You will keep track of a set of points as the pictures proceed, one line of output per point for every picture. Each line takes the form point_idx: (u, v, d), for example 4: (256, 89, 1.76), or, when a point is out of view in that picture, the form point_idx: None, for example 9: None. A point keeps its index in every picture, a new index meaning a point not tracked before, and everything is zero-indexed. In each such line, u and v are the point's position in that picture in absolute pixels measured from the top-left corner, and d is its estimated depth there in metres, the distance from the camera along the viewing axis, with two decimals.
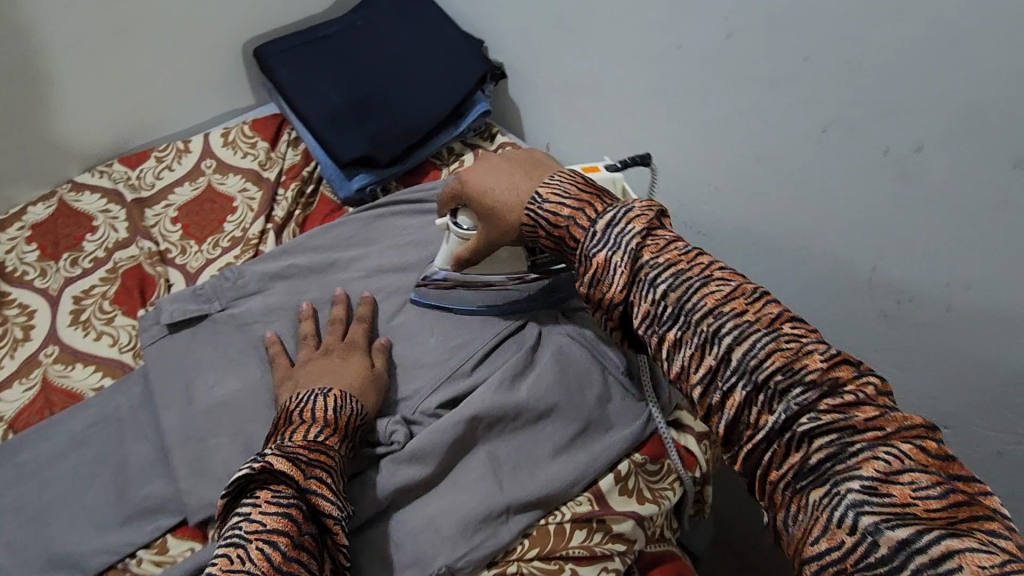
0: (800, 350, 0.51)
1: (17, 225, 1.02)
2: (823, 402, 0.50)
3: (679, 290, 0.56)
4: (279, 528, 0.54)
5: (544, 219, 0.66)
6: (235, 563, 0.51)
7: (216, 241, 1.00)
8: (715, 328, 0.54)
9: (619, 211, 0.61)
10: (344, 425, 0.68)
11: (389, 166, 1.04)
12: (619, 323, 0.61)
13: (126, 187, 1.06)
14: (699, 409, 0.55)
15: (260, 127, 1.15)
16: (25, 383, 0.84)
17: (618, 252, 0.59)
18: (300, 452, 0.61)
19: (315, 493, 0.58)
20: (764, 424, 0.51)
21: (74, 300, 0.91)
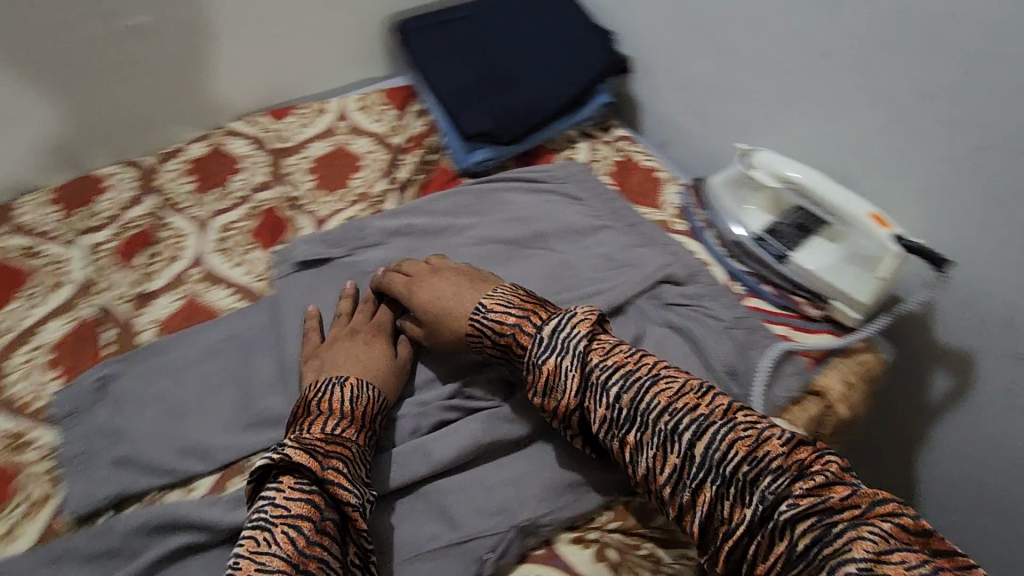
0: (756, 437, 0.56)
1: (177, 159, 1.13)
2: (796, 487, 0.52)
3: (633, 391, 0.63)
4: (301, 511, 0.57)
5: (489, 327, 0.74)
6: (262, 547, 0.54)
7: (343, 194, 1.07)
8: (673, 425, 0.59)
9: (562, 316, 0.70)
10: (363, 413, 0.70)
11: (510, 145, 1.07)
12: (578, 428, 0.68)
13: (273, 137, 1.17)
14: (670, 506, 0.59)
15: (392, 96, 1.23)
16: (174, 294, 0.93)
17: (571, 360, 0.66)
18: (319, 444, 0.63)
19: (332, 483, 0.60)
20: (741, 516, 0.54)
21: (221, 231, 1.02)
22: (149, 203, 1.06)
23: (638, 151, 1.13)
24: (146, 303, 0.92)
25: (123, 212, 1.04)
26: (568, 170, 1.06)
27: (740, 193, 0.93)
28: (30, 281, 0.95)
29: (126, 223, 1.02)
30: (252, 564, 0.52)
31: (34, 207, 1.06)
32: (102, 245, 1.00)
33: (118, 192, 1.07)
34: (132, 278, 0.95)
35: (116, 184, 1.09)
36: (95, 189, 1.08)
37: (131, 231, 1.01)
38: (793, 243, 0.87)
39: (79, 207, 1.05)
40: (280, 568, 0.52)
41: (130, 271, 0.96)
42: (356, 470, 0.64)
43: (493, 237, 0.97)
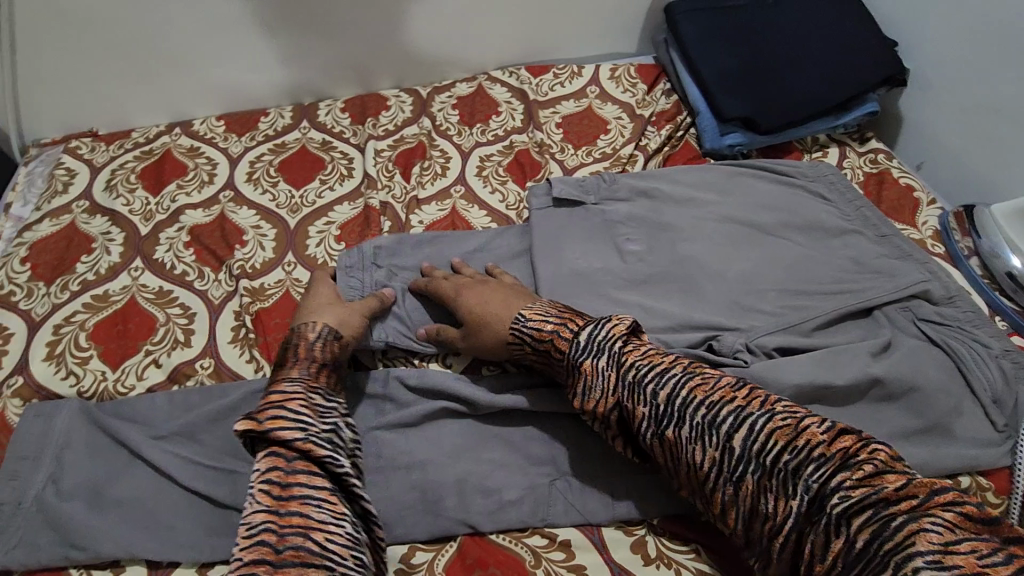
0: (796, 426, 0.58)
1: (447, 94, 1.27)
2: (837, 471, 0.55)
3: (668, 387, 0.65)
4: (266, 466, 0.60)
5: (528, 335, 0.75)
6: (242, 510, 0.58)
7: (589, 151, 1.14)
8: (712, 419, 0.62)
9: (594, 323, 0.72)
10: (323, 351, 0.74)
11: (764, 135, 1.09)
12: (619, 427, 0.69)
13: (529, 90, 1.27)
14: (713, 500, 0.62)
15: (643, 72, 1.29)
16: (440, 205, 1.05)
17: (605, 360, 0.69)
18: (277, 400, 0.66)
19: (275, 427, 0.62)
20: (788, 507, 0.56)
21: (479, 160, 1.13)
22: (422, 125, 1.20)
23: (895, 167, 1.08)
24: (417, 207, 1.05)
25: (400, 129, 1.20)
26: (821, 171, 1.04)
27: None
28: (326, 169, 1.13)
29: (403, 138, 1.18)
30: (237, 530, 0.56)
31: (330, 111, 1.25)
32: (382, 152, 1.15)
33: (397, 113, 1.23)
34: (407, 185, 1.09)
35: (396, 105, 1.25)
36: (380, 105, 1.25)
37: (408, 145, 1.16)
38: None
39: (366, 118, 1.22)
40: (261, 519, 0.56)
41: (405, 179, 1.10)
42: (312, 402, 0.67)
43: (734, 217, 0.97)
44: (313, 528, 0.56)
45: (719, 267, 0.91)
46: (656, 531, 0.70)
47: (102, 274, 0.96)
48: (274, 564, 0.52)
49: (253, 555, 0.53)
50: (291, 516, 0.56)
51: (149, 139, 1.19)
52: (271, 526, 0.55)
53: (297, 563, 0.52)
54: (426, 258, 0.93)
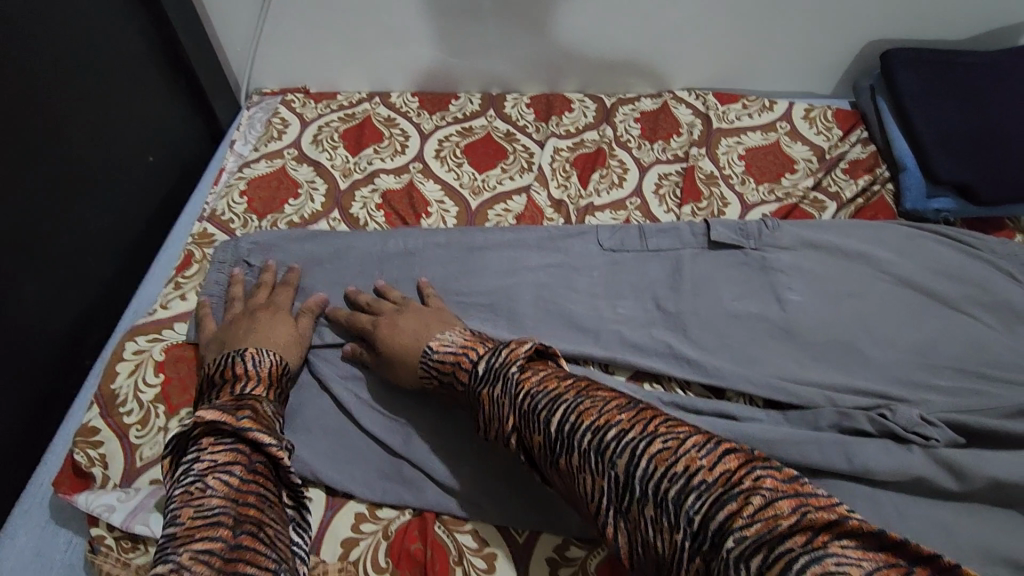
0: (675, 446, 0.51)
1: (630, 106, 1.28)
2: (717, 496, 0.47)
3: (557, 412, 0.57)
4: (230, 458, 0.59)
5: (434, 369, 0.72)
6: (193, 493, 0.55)
7: (773, 188, 1.11)
8: (603, 448, 0.54)
9: (492, 352, 0.67)
10: (272, 375, 0.73)
11: (977, 206, 1.01)
12: (528, 459, 0.63)
13: (714, 116, 1.24)
14: (623, 550, 0.52)
15: (841, 118, 1.23)
16: (614, 215, 1.06)
17: (498, 382, 0.63)
18: (226, 401, 0.65)
19: (251, 431, 0.62)
20: (674, 543, 0.47)
21: (658, 177, 1.13)
22: (603, 133, 1.22)
23: None
24: (591, 212, 1.06)
25: (580, 132, 1.22)
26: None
27: None
28: (508, 159, 1.17)
29: (583, 142, 1.20)
30: (189, 510, 0.53)
31: (516, 105, 1.30)
32: (561, 151, 1.18)
33: (580, 117, 1.26)
34: (582, 191, 1.10)
35: (580, 110, 1.27)
36: (564, 106, 1.28)
37: (587, 150, 1.18)
38: None
39: (550, 116, 1.26)
40: (219, 504, 0.55)
41: (582, 182, 1.12)
42: (276, 422, 0.68)
43: (923, 287, 0.92)
44: (263, 522, 0.57)
45: (908, 336, 0.86)
46: None
47: (305, 219, 1.06)
48: (231, 544, 0.52)
49: (209, 536, 0.51)
50: (249, 507, 0.56)
51: (351, 103, 1.30)
52: (229, 512, 0.54)
53: (251, 548, 0.53)
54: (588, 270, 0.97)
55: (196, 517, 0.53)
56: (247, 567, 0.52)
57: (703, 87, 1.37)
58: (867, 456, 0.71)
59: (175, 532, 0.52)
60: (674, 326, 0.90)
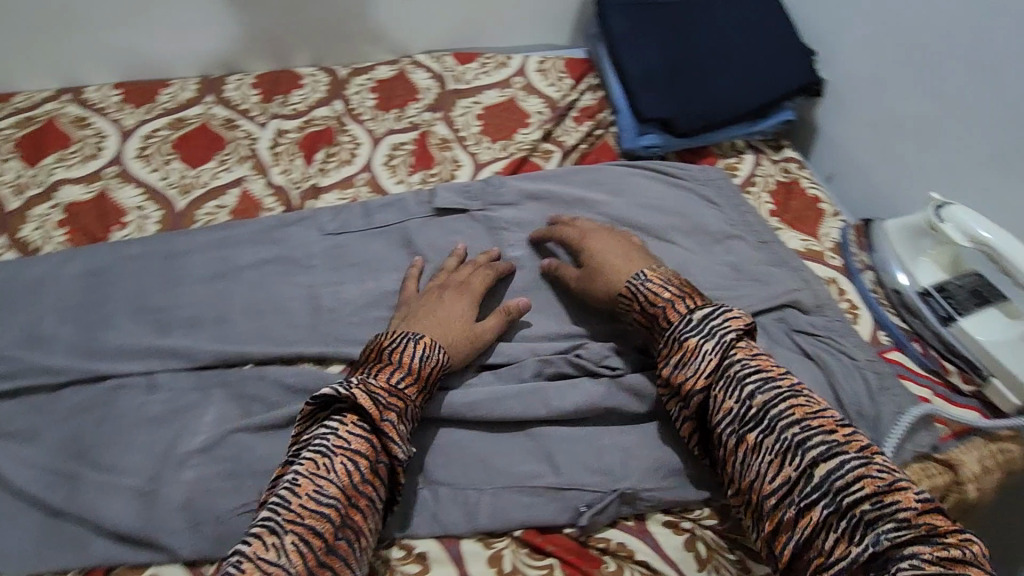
0: (886, 482, 0.56)
1: (365, 76, 1.21)
2: (876, 489, 0.56)
3: (769, 395, 0.63)
4: (359, 448, 0.61)
5: (642, 295, 0.74)
6: (320, 470, 0.59)
7: (506, 145, 1.10)
8: (799, 438, 0.60)
9: (713, 310, 0.69)
10: (428, 376, 0.69)
11: (680, 138, 1.08)
12: (694, 412, 0.67)
13: (450, 77, 1.22)
14: (766, 520, 0.60)
15: (571, 67, 1.26)
16: (340, 194, 1.00)
17: (712, 340, 0.67)
18: (382, 392, 0.64)
19: (387, 433, 0.63)
20: (847, 553, 0.55)
21: (390, 148, 1.08)
22: (333, 108, 1.14)
23: (805, 177, 1.09)
24: (316, 195, 0.99)
25: (310, 110, 1.14)
26: (710, 174, 1.04)
27: (919, 244, 0.89)
28: (225, 148, 1.05)
29: (312, 120, 1.11)
30: (312, 485, 0.58)
31: (238, 87, 1.17)
32: (287, 133, 1.09)
33: (311, 93, 1.17)
34: (307, 171, 1.03)
35: (311, 85, 1.18)
36: (292, 83, 1.18)
37: (315, 128, 1.10)
38: (963, 309, 0.82)
39: (275, 95, 1.15)
40: (337, 495, 0.58)
41: (306, 164, 1.04)
42: (406, 419, 0.66)
43: (630, 222, 0.96)
44: (362, 532, 0.59)
45: None
46: (517, 546, 0.66)
47: None
48: (328, 546, 0.56)
49: (316, 524, 0.56)
50: (357, 511, 0.59)
51: (31, 104, 1.10)
52: (339, 507, 0.58)
53: (339, 559, 0.56)
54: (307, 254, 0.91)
55: (314, 496, 0.57)
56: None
57: (445, 49, 1.33)
58: (558, 397, 0.73)
59: (288, 506, 0.57)
60: (394, 302, 0.86)
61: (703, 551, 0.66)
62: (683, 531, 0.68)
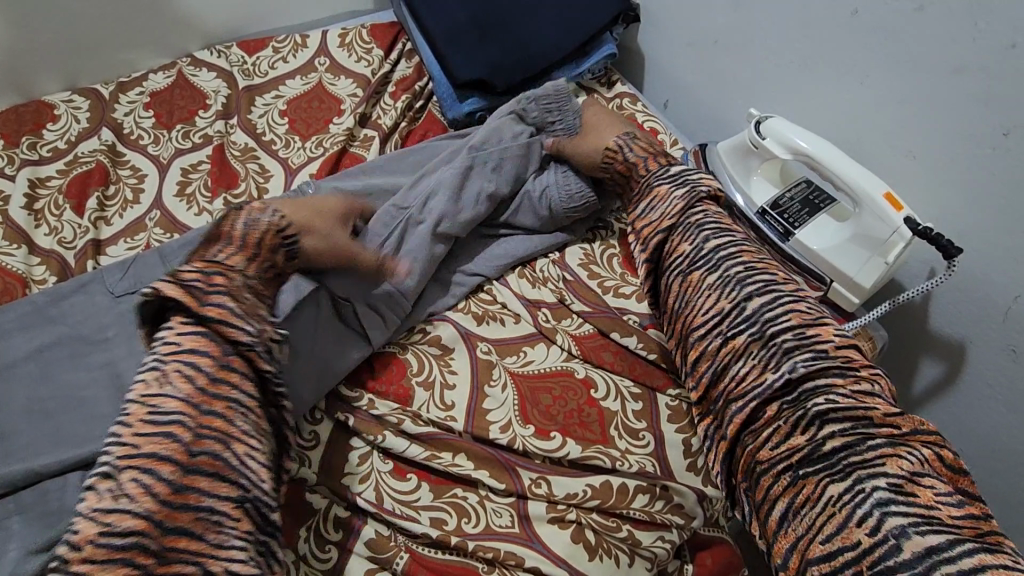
0: (816, 320, 0.62)
1: (137, 89, 1.02)
2: (806, 329, 0.62)
3: (722, 241, 0.69)
4: (196, 347, 0.55)
5: (627, 157, 0.80)
6: (153, 387, 0.53)
7: (320, 140, 0.98)
8: (747, 281, 0.65)
9: (690, 170, 0.77)
10: (262, 242, 0.64)
11: (503, 95, 1.00)
12: (655, 258, 0.73)
13: (241, 72, 1.06)
14: (693, 351, 0.67)
15: (378, 34, 1.11)
16: (129, 242, 0.85)
17: (683, 189, 0.74)
18: (201, 282, 0.58)
19: (217, 320, 0.57)
20: (763, 380, 0.61)
21: (182, 172, 0.93)
22: (102, 137, 0.96)
23: (639, 110, 1.04)
24: (98, 252, 0.84)
25: (74, 146, 0.95)
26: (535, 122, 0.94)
27: (746, 164, 0.87)
28: None
29: (78, 158, 0.93)
30: (144, 409, 0.52)
31: None
32: (49, 181, 0.90)
33: (70, 125, 0.97)
34: (80, 223, 0.86)
35: (68, 115, 0.98)
36: (42, 115, 0.97)
37: (83, 167, 0.91)
38: (797, 221, 0.82)
39: (22, 137, 0.94)
40: (178, 410, 0.52)
41: (78, 214, 0.87)
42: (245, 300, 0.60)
43: None
44: (234, 439, 0.54)
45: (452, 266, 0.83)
46: None
47: None
48: (184, 466, 0.50)
49: (159, 449, 0.50)
50: (214, 419, 0.53)
51: None
52: (186, 420, 0.52)
53: (201, 485, 0.51)
54: (91, 331, 0.74)
55: (149, 417, 0.51)
56: (200, 498, 0.50)
57: (232, 39, 1.15)
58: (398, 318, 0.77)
59: (122, 437, 0.50)
60: None
61: (592, 538, 0.65)
62: (569, 523, 0.65)
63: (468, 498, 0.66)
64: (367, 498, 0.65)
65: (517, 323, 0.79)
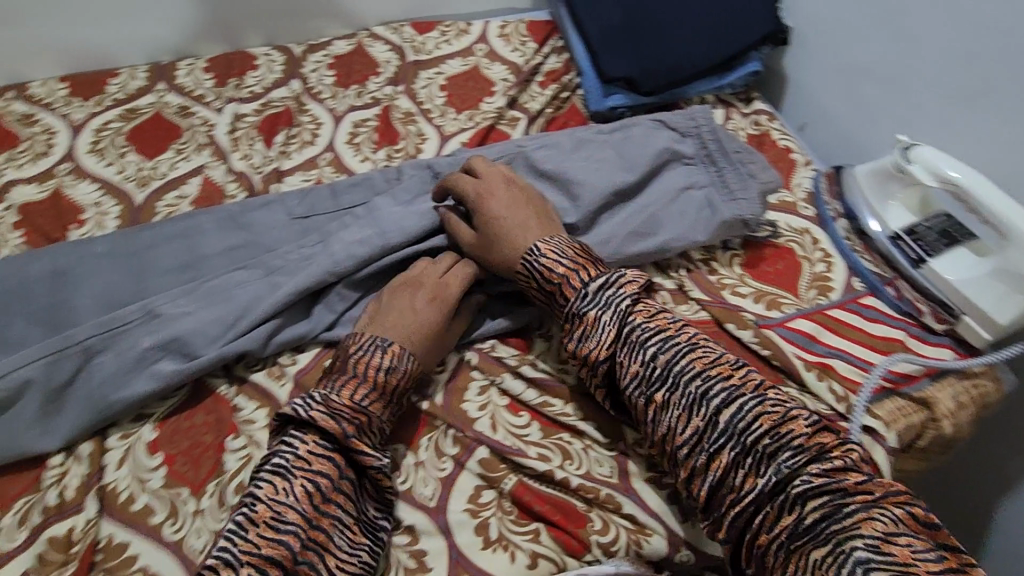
0: (782, 413, 0.59)
1: (323, 52, 1.17)
2: (806, 463, 0.56)
3: (668, 352, 0.64)
4: (322, 468, 0.60)
5: (537, 272, 0.72)
6: (280, 494, 0.57)
7: (472, 115, 1.08)
8: (703, 391, 0.62)
9: (611, 275, 0.70)
10: (394, 388, 0.68)
11: (646, 96, 1.06)
12: (603, 380, 0.69)
13: (410, 48, 1.19)
14: (681, 468, 0.62)
15: (535, 30, 1.22)
16: (305, 175, 0.98)
17: (609, 311, 0.68)
18: (347, 411, 0.63)
19: (356, 449, 0.62)
20: (752, 487, 0.57)
21: (353, 125, 1.05)
22: (291, 87, 1.11)
23: (776, 128, 1.07)
24: (279, 179, 0.97)
25: (268, 92, 1.10)
26: (696, 120, 0.96)
27: (887, 188, 0.89)
28: (182, 137, 1.02)
29: (270, 102, 1.08)
30: (270, 513, 0.56)
31: (190, 72, 1.13)
32: (245, 117, 1.05)
33: (266, 73, 1.13)
34: (268, 154, 1.00)
35: (266, 65, 1.14)
36: (246, 63, 1.14)
37: (274, 109, 1.07)
38: (933, 250, 0.83)
39: (229, 78, 1.11)
40: (297, 521, 0.56)
41: (268, 147, 1.01)
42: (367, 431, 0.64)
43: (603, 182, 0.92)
44: (328, 552, 0.57)
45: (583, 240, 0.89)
46: (504, 511, 0.66)
47: None
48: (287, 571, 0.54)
49: (272, 553, 0.54)
50: (319, 532, 0.57)
51: None
52: (300, 531, 0.56)
53: None
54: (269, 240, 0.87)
55: (271, 523, 0.56)
56: None
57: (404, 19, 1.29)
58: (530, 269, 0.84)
59: (245, 535, 0.55)
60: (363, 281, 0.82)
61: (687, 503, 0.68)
62: (666, 485, 0.69)
63: (574, 443, 0.71)
64: (484, 424, 0.72)
65: None
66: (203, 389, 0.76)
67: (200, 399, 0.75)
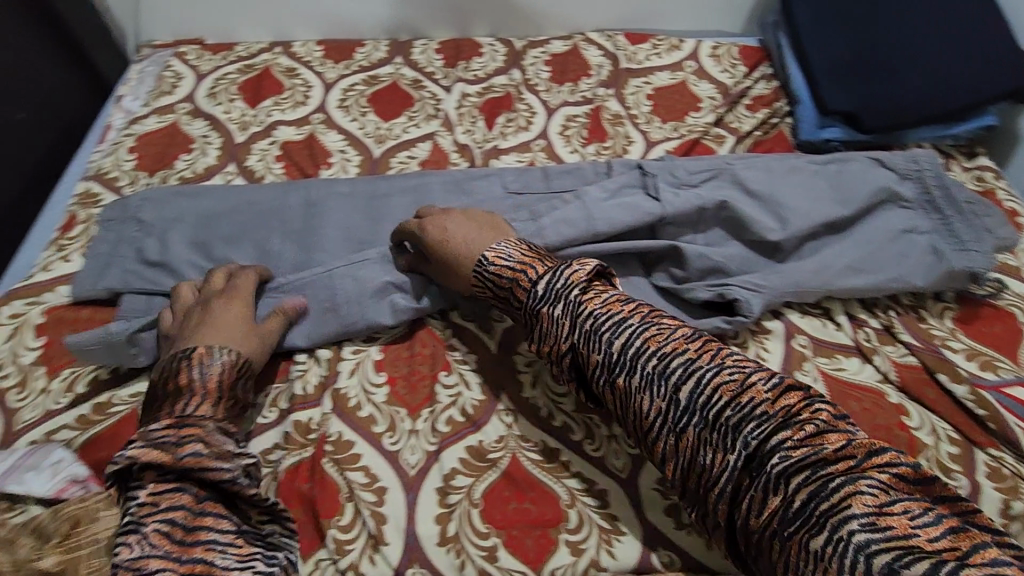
0: (740, 382, 0.55)
1: (541, 49, 1.26)
2: (774, 429, 0.51)
3: (622, 335, 0.61)
4: (171, 502, 0.59)
5: (489, 280, 0.72)
6: (152, 547, 0.55)
7: (678, 126, 1.11)
8: (662, 368, 0.58)
9: (577, 269, 0.67)
10: (222, 384, 0.69)
11: (864, 134, 1.04)
12: (571, 372, 0.66)
13: (623, 55, 1.25)
14: (666, 458, 0.58)
15: (747, 55, 1.24)
16: (519, 156, 1.06)
17: (563, 305, 0.65)
18: (168, 424, 0.63)
19: (194, 469, 0.61)
20: (725, 463, 0.53)
21: (565, 118, 1.12)
22: (511, 76, 1.20)
23: (1002, 188, 1.01)
24: (496, 156, 1.06)
25: (489, 77, 1.20)
26: (918, 163, 0.94)
27: None
28: (414, 106, 1.14)
29: (492, 87, 1.18)
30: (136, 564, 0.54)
31: (425, 50, 1.25)
32: (469, 97, 1.16)
33: (490, 61, 1.23)
34: (488, 132, 1.10)
35: (490, 53, 1.24)
36: (474, 50, 1.25)
37: (495, 94, 1.16)
38: None
39: (458, 61, 1.23)
40: (164, 565, 0.54)
41: (488, 126, 1.11)
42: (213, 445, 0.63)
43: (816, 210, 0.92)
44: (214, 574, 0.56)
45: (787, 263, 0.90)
46: None
47: (198, 174, 1.02)
48: None
49: None
50: (195, 560, 0.56)
51: (251, 54, 1.23)
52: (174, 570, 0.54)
53: None
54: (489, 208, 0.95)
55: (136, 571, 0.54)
56: None
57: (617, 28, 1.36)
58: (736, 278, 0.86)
59: None
60: None
61: None
62: None
63: None
64: None
65: (837, 331, 0.84)
66: (422, 323, 0.84)
67: (420, 332, 0.83)
